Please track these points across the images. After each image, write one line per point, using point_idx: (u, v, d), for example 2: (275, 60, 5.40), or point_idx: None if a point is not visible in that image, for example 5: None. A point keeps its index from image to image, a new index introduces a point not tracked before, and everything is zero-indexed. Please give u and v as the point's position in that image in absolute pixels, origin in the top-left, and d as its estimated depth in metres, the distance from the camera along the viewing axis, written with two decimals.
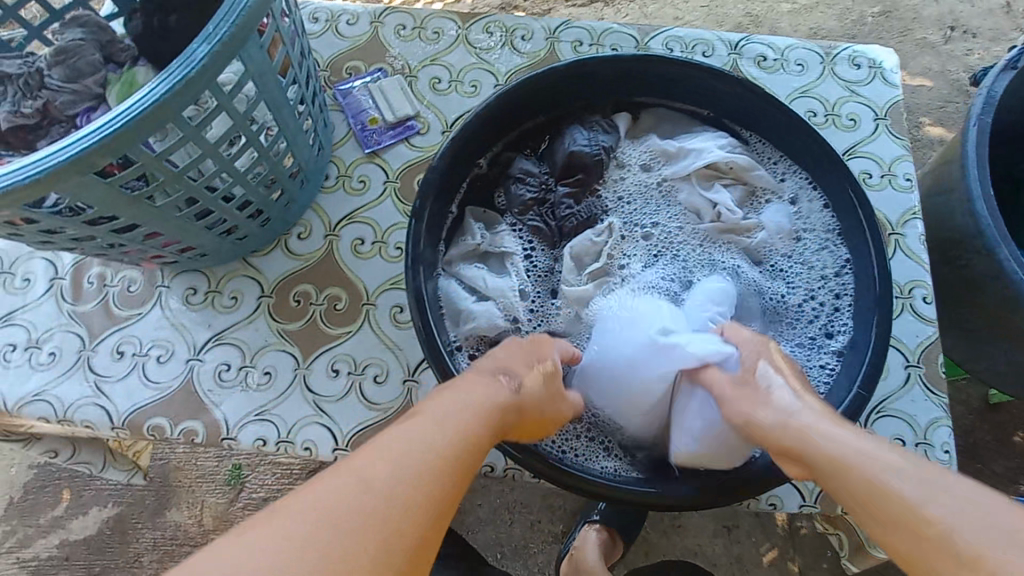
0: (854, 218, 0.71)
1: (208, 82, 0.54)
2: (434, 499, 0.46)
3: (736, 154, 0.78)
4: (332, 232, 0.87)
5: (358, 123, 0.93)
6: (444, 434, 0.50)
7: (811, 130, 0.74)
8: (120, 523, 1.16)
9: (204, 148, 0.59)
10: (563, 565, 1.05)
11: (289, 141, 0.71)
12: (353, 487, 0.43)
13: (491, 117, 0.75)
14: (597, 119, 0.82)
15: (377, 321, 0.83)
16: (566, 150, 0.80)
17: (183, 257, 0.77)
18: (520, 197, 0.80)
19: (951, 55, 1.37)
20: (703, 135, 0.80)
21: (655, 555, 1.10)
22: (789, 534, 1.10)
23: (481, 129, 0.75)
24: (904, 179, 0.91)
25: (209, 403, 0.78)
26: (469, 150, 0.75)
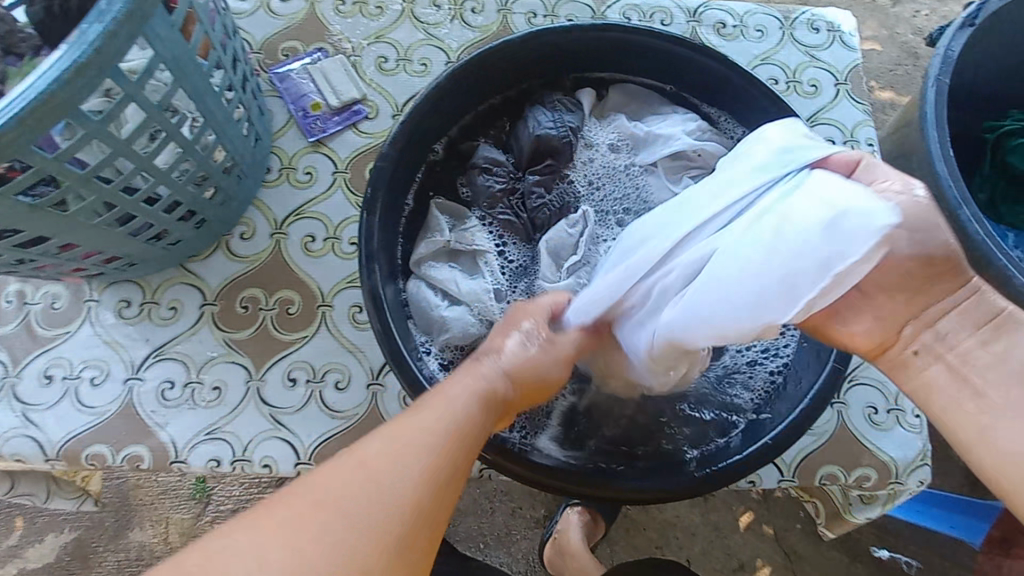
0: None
1: (107, 68, 0.47)
2: (439, 491, 0.41)
3: (704, 141, 0.74)
4: (278, 230, 0.81)
5: (300, 109, 0.85)
6: (451, 429, 0.45)
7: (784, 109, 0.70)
8: (80, 548, 1.08)
9: (114, 145, 0.52)
10: (546, 550, 1.04)
11: (218, 133, 0.64)
12: (352, 495, 0.38)
13: (441, 101, 0.69)
14: (559, 98, 0.77)
15: (334, 323, 0.77)
16: (529, 135, 0.75)
17: (108, 268, 0.69)
18: (486, 188, 0.75)
19: (899, 18, 1.37)
20: (671, 118, 0.76)
21: (637, 531, 1.09)
22: (764, 499, 1.12)
23: (433, 111, 0.69)
24: (866, 145, 0.90)
25: (154, 425, 0.72)
26: (422, 134, 0.70)
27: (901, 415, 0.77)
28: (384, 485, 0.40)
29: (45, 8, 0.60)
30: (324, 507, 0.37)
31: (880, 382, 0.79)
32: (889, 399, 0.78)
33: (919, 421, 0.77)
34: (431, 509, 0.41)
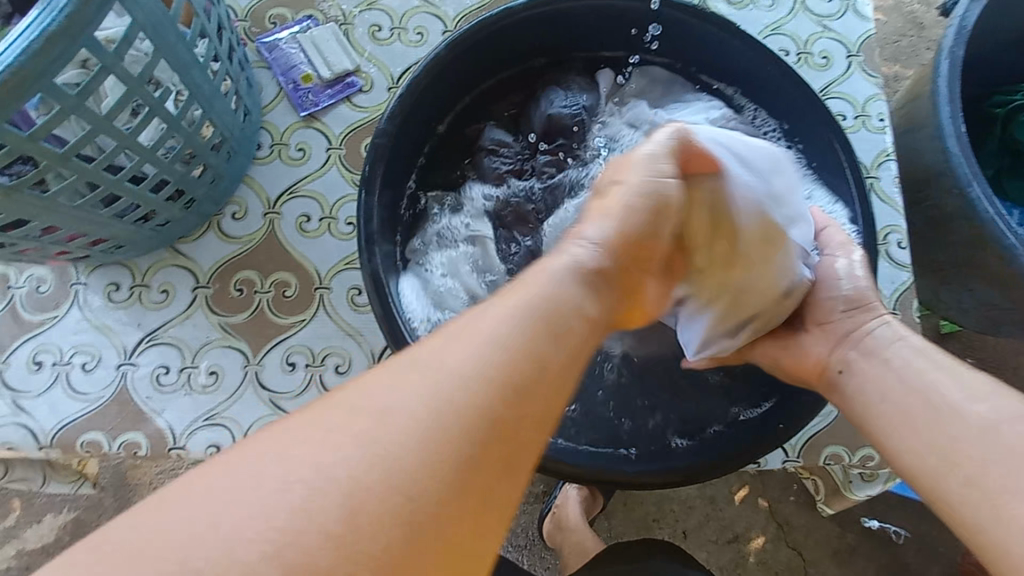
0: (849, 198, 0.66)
1: (81, 37, 0.43)
2: (501, 416, 0.34)
3: (728, 128, 0.70)
4: (271, 210, 0.78)
5: (290, 81, 0.81)
6: (520, 346, 0.37)
7: (814, 99, 0.67)
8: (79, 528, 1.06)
9: (93, 121, 0.49)
10: (546, 523, 1.05)
11: (205, 108, 0.60)
12: (396, 427, 0.32)
13: (442, 77, 0.66)
14: (574, 78, 0.75)
15: (332, 306, 0.75)
16: (542, 115, 0.73)
17: (94, 250, 0.66)
18: (493, 170, 0.72)
19: None
20: (694, 105, 0.73)
21: (633, 503, 1.10)
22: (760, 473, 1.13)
23: (432, 86, 0.66)
24: (878, 120, 0.88)
25: (149, 412, 0.70)
26: (422, 110, 0.66)
27: None
28: (420, 411, 0.32)
29: None
30: (353, 440, 0.31)
31: None
32: None
33: None
34: (485, 437, 0.33)
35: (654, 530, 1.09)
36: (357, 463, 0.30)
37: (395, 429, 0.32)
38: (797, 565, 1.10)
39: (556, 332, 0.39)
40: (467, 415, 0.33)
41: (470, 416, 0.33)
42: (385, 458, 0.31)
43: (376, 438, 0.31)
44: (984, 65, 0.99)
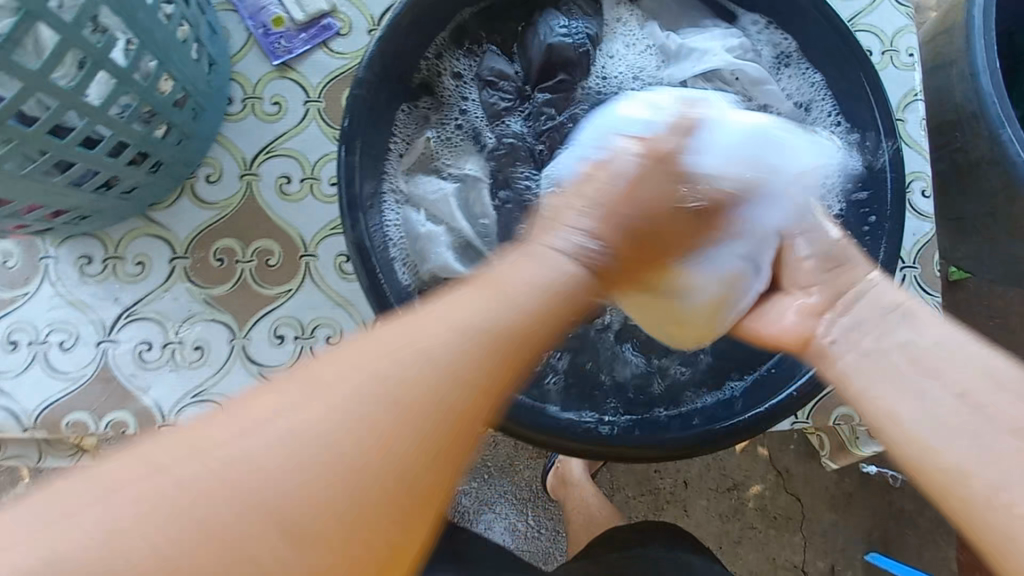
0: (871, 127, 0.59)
1: None
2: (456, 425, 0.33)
3: (744, 62, 0.64)
4: (248, 171, 0.72)
5: (259, 25, 0.73)
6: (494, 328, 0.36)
7: (831, 17, 0.59)
8: None
9: (27, 79, 0.42)
10: (547, 477, 1.03)
11: (162, 58, 0.54)
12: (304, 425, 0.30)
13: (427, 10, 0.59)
14: (578, 6, 0.67)
15: (320, 274, 0.71)
16: (539, 48, 0.63)
17: (57, 221, 0.61)
18: (487, 104, 0.65)
19: None
20: (709, 32, 0.66)
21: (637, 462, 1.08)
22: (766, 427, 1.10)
23: (425, 18, 0.60)
24: (906, 56, 0.81)
25: (135, 389, 0.67)
26: (411, 41, 0.59)
27: None
28: (395, 390, 0.32)
29: None
30: (319, 408, 0.30)
31: None
32: None
33: None
34: (469, 414, 0.33)
35: (654, 479, 1.07)
36: (322, 429, 0.30)
37: (361, 396, 0.31)
38: (795, 511, 1.08)
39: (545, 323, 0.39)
40: (449, 394, 0.33)
41: (452, 396, 0.33)
42: (354, 430, 0.30)
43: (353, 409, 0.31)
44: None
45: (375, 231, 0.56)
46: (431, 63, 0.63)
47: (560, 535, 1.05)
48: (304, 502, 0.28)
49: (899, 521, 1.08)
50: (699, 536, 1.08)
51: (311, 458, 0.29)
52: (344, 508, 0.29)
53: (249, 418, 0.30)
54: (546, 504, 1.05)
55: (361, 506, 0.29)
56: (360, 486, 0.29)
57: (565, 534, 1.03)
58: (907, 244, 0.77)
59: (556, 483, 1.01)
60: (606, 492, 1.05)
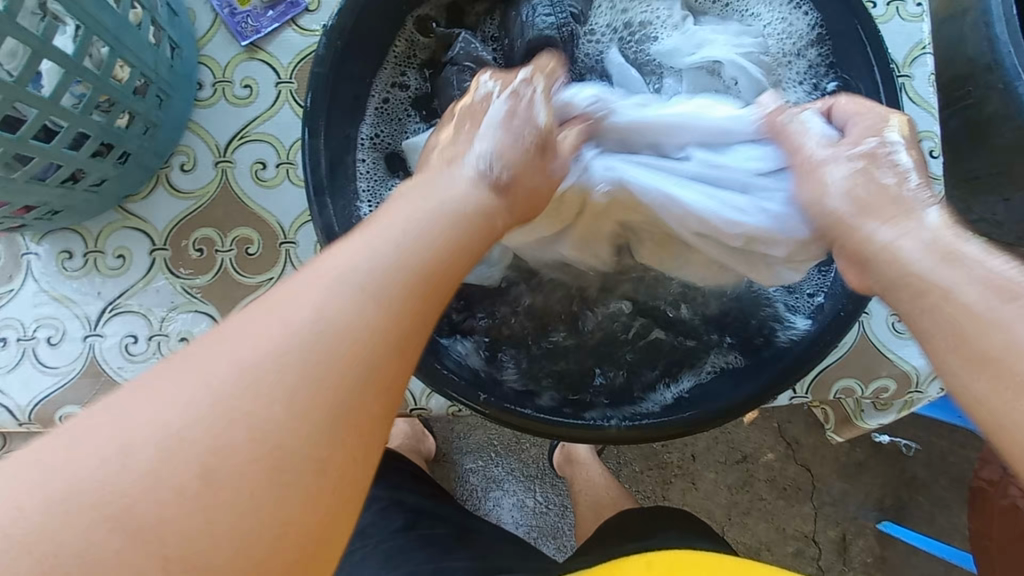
0: (859, 91, 0.56)
1: None
2: (330, 439, 0.29)
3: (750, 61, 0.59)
4: (223, 158, 0.70)
5: (225, 5, 0.70)
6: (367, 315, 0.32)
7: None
8: None
9: None
10: (556, 455, 1.03)
11: (112, 44, 0.52)
12: (156, 442, 0.27)
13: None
14: None
15: (301, 261, 0.70)
16: (520, 32, 0.60)
17: (28, 218, 0.61)
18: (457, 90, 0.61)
19: None
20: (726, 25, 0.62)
21: (653, 455, 1.05)
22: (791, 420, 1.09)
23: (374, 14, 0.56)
24: (914, 5, 0.77)
25: (123, 382, 0.68)
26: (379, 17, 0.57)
27: None
28: (258, 392, 0.29)
29: None
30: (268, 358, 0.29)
31: None
32: None
33: None
34: (320, 429, 0.29)
35: (660, 453, 1.06)
36: (212, 429, 0.27)
37: (235, 387, 0.28)
38: (805, 481, 1.06)
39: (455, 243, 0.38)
40: (351, 343, 0.31)
41: (333, 398, 0.30)
42: (270, 411, 0.28)
43: (270, 386, 0.29)
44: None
45: (350, 220, 0.55)
46: (409, 38, 0.63)
47: (568, 512, 1.05)
48: (249, 496, 0.27)
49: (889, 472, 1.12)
50: (707, 509, 1.07)
51: (201, 454, 0.27)
52: (324, 455, 0.29)
53: (124, 439, 0.26)
54: (553, 480, 1.06)
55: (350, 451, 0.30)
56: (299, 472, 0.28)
57: (571, 509, 1.04)
58: None
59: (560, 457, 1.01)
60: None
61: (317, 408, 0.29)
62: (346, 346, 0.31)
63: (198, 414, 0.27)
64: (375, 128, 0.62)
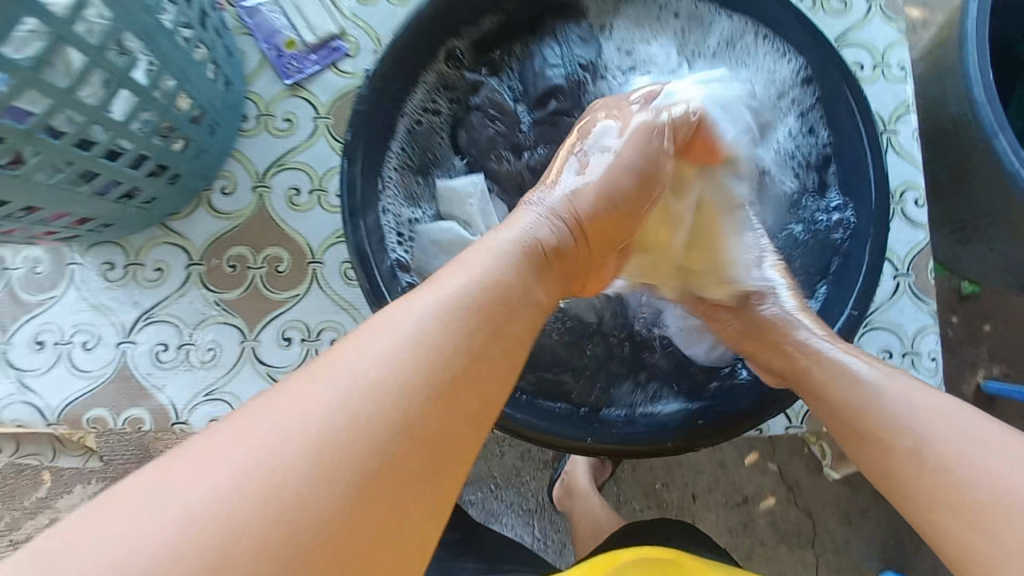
0: (845, 134, 0.63)
1: (31, 2, 0.40)
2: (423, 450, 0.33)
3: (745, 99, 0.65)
4: (261, 183, 0.76)
5: (273, 47, 0.78)
6: (444, 336, 0.36)
7: (815, 34, 0.63)
8: None
9: (60, 99, 0.46)
10: (556, 488, 1.04)
11: (179, 78, 0.59)
12: (280, 443, 0.30)
13: (444, 14, 0.64)
14: (574, 30, 0.71)
15: (326, 280, 0.74)
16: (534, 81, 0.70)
17: (81, 230, 0.65)
18: (484, 136, 0.69)
19: None
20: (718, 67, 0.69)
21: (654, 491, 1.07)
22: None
23: (407, 61, 0.63)
24: (898, 69, 0.81)
25: (151, 387, 0.71)
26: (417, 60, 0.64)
27: (917, 360, 0.74)
28: (364, 401, 0.32)
29: None
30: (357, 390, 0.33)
31: (897, 326, 0.75)
32: (905, 342, 0.75)
33: (935, 364, 0.75)
34: (413, 441, 0.32)
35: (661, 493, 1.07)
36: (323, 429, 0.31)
37: (351, 397, 0.32)
38: (806, 525, 1.06)
39: (510, 296, 0.41)
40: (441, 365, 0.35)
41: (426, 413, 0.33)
42: (372, 418, 0.32)
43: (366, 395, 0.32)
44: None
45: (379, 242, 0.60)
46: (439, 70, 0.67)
47: (567, 548, 1.06)
48: (352, 494, 0.30)
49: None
50: None
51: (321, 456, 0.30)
52: (407, 468, 0.32)
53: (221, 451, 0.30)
54: (552, 516, 1.07)
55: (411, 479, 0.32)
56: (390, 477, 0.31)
57: (570, 546, 1.06)
58: (901, 250, 0.77)
59: (559, 490, 1.03)
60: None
61: (409, 416, 0.33)
62: (412, 379, 0.34)
63: (315, 422, 0.31)
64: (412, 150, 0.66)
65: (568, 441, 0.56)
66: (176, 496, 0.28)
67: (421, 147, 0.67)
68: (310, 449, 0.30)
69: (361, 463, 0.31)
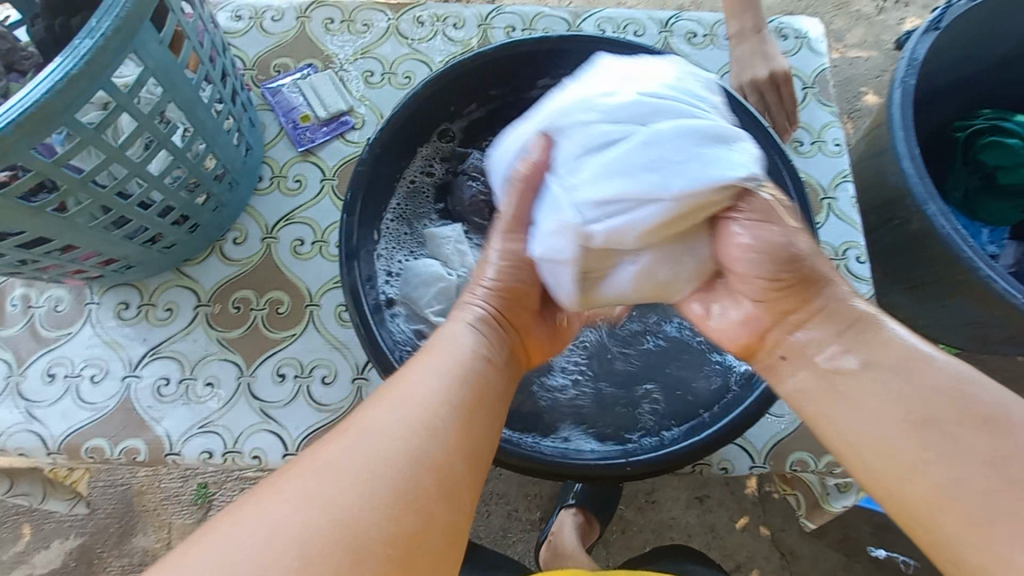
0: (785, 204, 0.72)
1: (100, 76, 0.50)
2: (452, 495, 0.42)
3: None
4: (269, 235, 0.85)
5: (290, 120, 0.90)
6: (461, 397, 0.47)
7: (754, 124, 0.74)
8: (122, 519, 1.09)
9: (110, 154, 0.56)
10: (541, 552, 1.13)
11: (208, 141, 0.69)
12: (344, 475, 0.39)
13: (438, 97, 0.75)
14: None
15: (321, 321, 0.81)
16: None
17: (107, 270, 0.73)
18: (467, 197, 0.79)
19: (878, 42, 1.61)
20: None
21: (632, 532, 1.21)
22: (725, 483, 1.24)
23: (403, 135, 0.74)
24: (834, 145, 0.92)
25: (150, 419, 0.76)
26: (411, 136, 0.75)
27: None
28: (407, 448, 0.42)
29: (49, 30, 0.68)
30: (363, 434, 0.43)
31: None
32: None
33: None
34: (447, 487, 0.42)
35: None
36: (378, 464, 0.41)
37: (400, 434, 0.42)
38: None
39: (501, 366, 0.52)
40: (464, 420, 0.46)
41: (454, 459, 0.43)
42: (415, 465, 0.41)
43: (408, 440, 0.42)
44: (925, 82, 1.10)
45: (370, 283, 0.68)
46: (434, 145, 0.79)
47: None
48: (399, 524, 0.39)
49: (855, 558, 1.20)
50: None
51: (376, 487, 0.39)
52: (443, 509, 0.41)
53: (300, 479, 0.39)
54: None
55: (422, 491, 0.40)
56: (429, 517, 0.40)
57: None
58: None
59: (547, 552, 1.09)
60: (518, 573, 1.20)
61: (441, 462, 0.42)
62: (442, 432, 0.44)
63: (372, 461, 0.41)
64: (406, 209, 0.78)
65: (539, 466, 0.62)
66: (267, 516, 0.37)
67: (415, 207, 0.79)
68: (368, 487, 0.39)
69: (377, 484, 0.39)
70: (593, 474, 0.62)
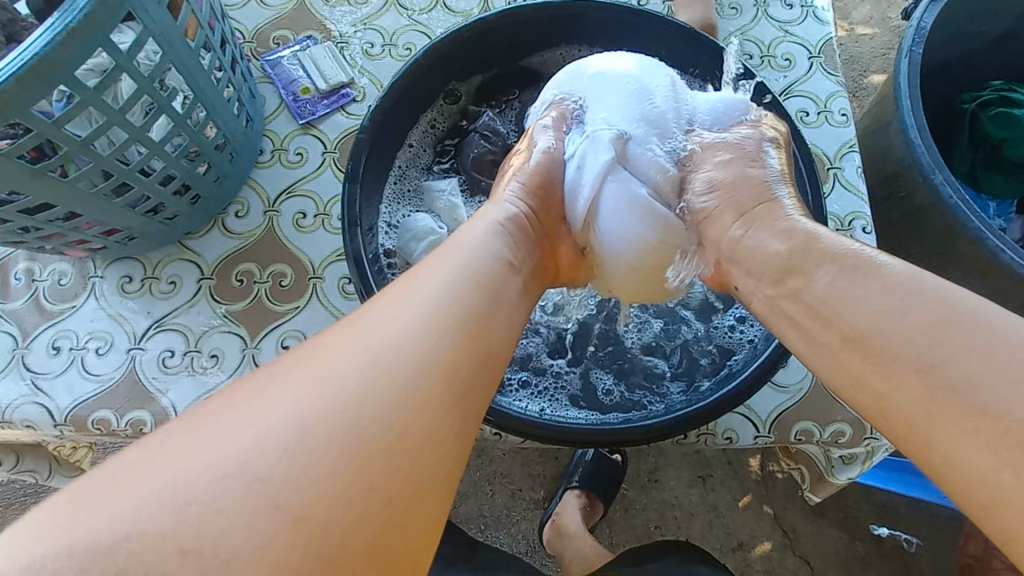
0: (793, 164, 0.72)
1: (99, 34, 0.50)
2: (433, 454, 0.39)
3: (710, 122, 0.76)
4: (271, 208, 0.84)
5: (290, 93, 0.89)
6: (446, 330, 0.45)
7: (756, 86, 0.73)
8: None
9: (110, 116, 0.56)
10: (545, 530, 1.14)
11: (209, 109, 0.69)
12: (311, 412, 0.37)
13: (437, 66, 0.74)
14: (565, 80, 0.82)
15: (324, 294, 0.81)
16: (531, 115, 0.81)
17: (110, 242, 0.73)
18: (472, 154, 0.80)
19: (884, 19, 1.59)
20: None
21: (635, 510, 1.21)
22: (727, 461, 1.24)
23: (404, 102, 0.73)
24: (840, 115, 0.91)
25: (155, 391, 0.76)
26: (412, 99, 0.75)
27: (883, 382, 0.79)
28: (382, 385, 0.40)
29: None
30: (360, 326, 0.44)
31: None
32: None
33: None
34: (420, 437, 0.39)
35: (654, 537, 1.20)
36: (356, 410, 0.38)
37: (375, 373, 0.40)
38: None
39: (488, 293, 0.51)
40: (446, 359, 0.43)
41: (437, 405, 0.41)
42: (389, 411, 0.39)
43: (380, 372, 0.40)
44: (932, 54, 1.08)
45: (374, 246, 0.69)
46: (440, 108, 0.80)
47: None
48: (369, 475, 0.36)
49: (857, 535, 1.21)
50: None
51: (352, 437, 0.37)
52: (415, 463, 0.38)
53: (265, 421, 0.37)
54: (543, 559, 1.19)
55: (407, 393, 0.40)
56: (404, 470, 0.37)
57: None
58: None
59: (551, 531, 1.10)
60: (522, 552, 1.19)
61: (419, 403, 0.40)
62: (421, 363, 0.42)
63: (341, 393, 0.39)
64: (406, 165, 0.79)
65: (533, 432, 0.62)
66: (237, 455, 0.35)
67: (416, 164, 0.80)
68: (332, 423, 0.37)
69: (360, 386, 0.39)
70: (586, 440, 0.62)
